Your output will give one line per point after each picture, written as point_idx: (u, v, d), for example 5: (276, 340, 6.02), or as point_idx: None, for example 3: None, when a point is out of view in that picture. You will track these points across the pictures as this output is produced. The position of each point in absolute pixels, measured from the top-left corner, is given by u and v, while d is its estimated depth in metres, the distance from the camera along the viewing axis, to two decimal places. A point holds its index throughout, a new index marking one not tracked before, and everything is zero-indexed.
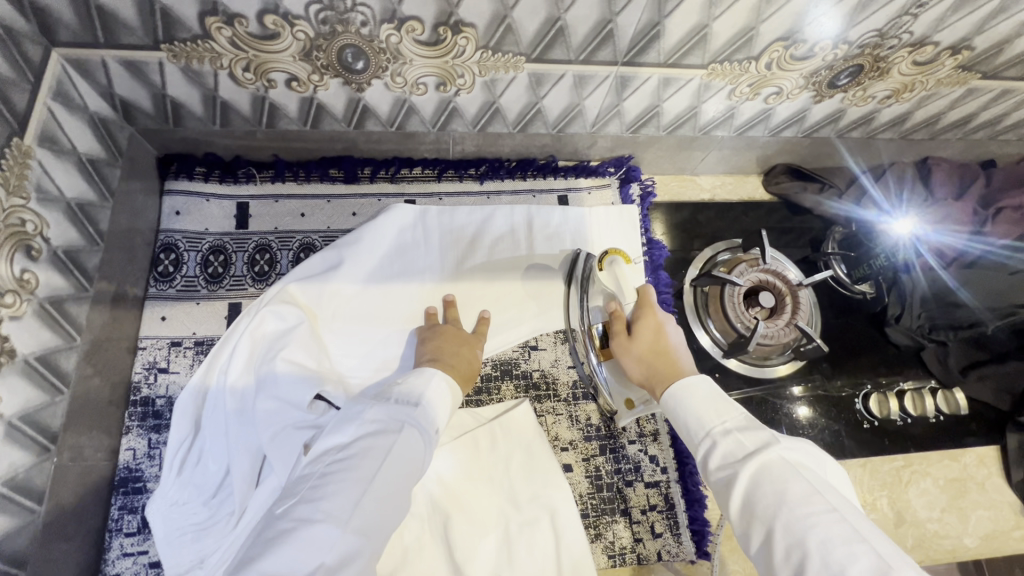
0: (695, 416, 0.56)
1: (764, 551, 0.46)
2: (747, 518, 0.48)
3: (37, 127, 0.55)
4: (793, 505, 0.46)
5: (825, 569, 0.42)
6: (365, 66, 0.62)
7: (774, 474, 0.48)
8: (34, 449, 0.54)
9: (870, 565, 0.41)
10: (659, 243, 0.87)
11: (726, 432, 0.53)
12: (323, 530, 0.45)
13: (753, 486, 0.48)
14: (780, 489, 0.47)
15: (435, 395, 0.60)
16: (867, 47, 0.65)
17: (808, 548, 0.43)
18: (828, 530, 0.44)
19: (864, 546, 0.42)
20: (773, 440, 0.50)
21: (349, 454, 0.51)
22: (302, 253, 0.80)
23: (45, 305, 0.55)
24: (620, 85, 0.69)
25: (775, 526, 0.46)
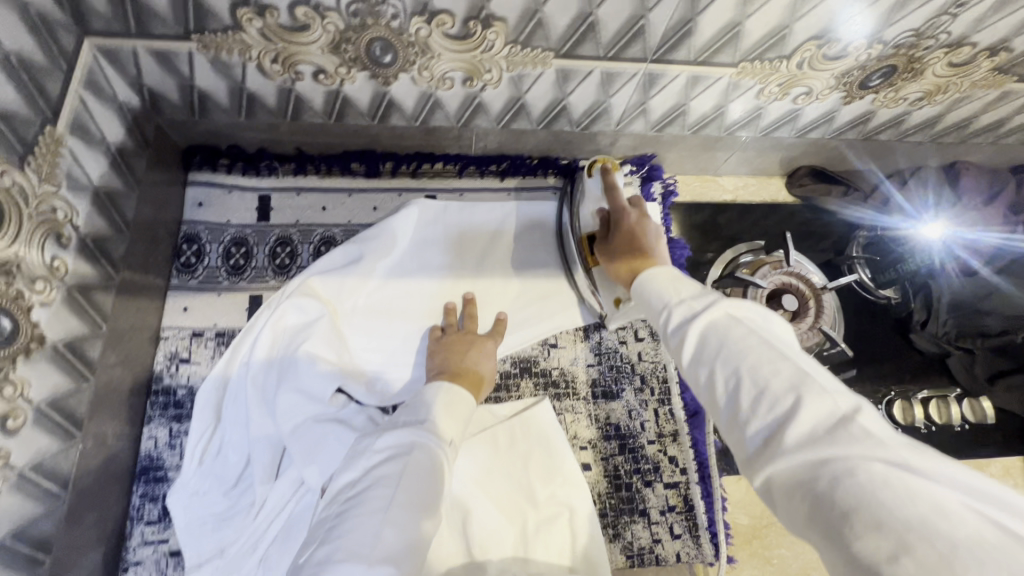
0: (653, 292, 0.49)
1: (706, 392, 0.41)
2: (691, 366, 0.42)
3: (70, 116, 0.55)
4: (731, 342, 0.40)
5: (753, 391, 0.37)
6: (393, 59, 0.62)
7: (717, 326, 0.41)
8: (61, 435, 0.54)
9: (793, 375, 0.36)
10: (681, 243, 0.86)
11: (681, 302, 0.46)
12: (344, 568, 0.44)
13: (700, 338, 0.42)
14: (722, 331, 0.41)
15: (437, 407, 0.60)
16: (902, 48, 0.64)
17: (740, 374, 0.38)
18: (758, 353, 0.38)
19: (791, 361, 0.37)
20: (724, 297, 0.43)
21: (360, 490, 0.51)
22: (323, 247, 0.80)
23: (74, 293, 0.55)
24: (648, 82, 0.68)
25: (715, 365, 0.40)
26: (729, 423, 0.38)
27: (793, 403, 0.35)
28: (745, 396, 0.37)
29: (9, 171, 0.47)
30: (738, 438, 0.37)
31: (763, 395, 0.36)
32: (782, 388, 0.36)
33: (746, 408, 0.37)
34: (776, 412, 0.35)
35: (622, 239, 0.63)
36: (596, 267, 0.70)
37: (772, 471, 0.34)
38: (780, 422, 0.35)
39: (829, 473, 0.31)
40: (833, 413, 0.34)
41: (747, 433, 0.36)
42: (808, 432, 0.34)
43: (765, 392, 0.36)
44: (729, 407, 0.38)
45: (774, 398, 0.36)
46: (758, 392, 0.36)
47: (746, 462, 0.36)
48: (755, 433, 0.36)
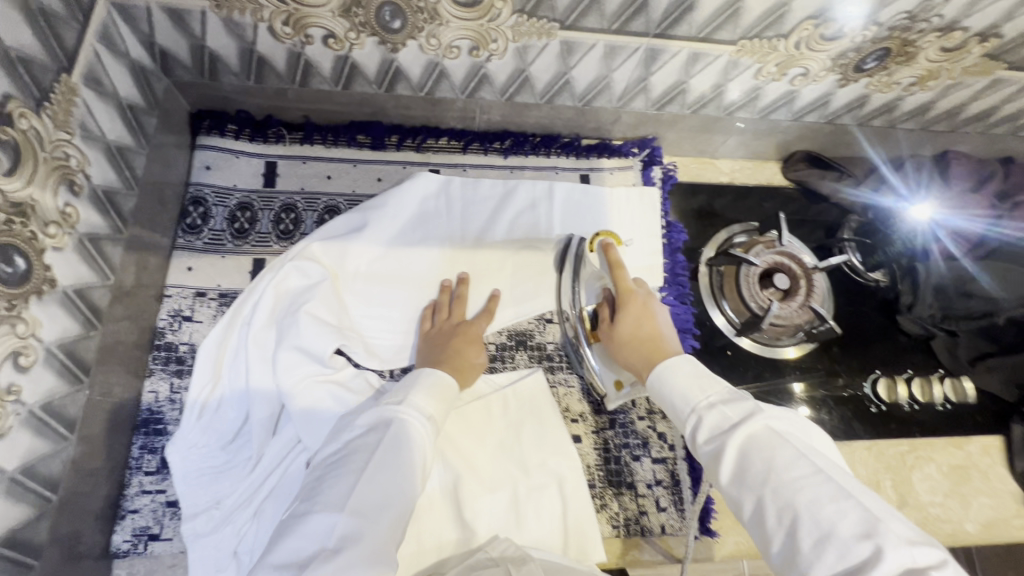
0: (680, 395, 0.55)
1: (755, 520, 0.46)
2: (737, 488, 0.47)
3: (84, 67, 0.56)
4: (782, 473, 0.45)
5: (818, 533, 0.41)
6: (402, 25, 0.63)
7: (762, 446, 0.47)
8: (69, 378, 0.55)
9: (860, 521, 0.41)
10: (678, 226, 0.88)
11: (710, 405, 0.52)
12: (321, 517, 0.47)
13: (741, 457, 0.47)
14: (768, 458, 0.46)
15: (426, 388, 0.60)
16: (896, 30, 0.66)
17: (800, 512, 0.43)
18: (816, 490, 0.43)
19: (851, 503, 0.42)
20: (761, 409, 0.49)
21: (343, 453, 0.53)
22: (326, 215, 0.81)
23: (84, 241, 0.57)
24: (649, 58, 0.70)
25: (765, 492, 0.45)
26: (787, 557, 0.43)
27: (868, 552, 0.39)
28: (809, 536, 0.42)
29: (26, 114, 0.48)
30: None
31: (830, 540, 0.41)
32: (853, 536, 0.40)
33: (809, 549, 0.41)
34: (845, 561, 0.40)
35: (635, 321, 0.68)
36: (596, 342, 0.75)
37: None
38: (849, 570, 0.39)
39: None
40: (910, 566, 0.38)
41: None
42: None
43: (833, 536, 0.41)
44: (789, 544, 0.43)
45: (845, 545, 0.40)
46: (825, 536, 0.41)
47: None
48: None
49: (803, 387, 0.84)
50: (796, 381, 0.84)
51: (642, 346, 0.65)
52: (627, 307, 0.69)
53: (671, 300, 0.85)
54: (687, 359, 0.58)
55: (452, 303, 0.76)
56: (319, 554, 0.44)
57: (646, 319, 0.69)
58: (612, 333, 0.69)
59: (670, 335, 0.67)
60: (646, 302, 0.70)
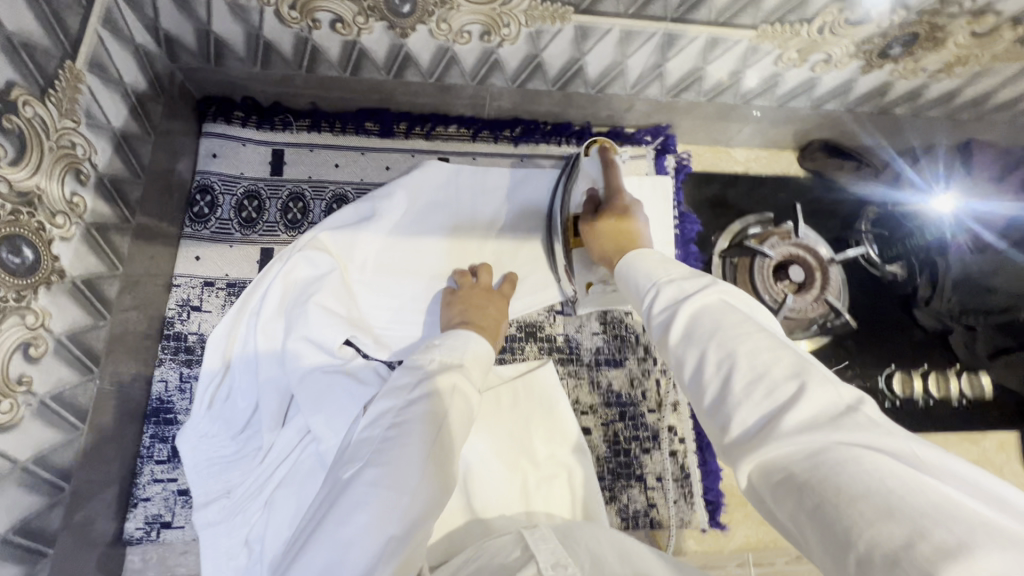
0: (644, 273, 0.51)
1: (694, 380, 0.40)
2: (683, 347, 0.41)
3: (88, 53, 0.55)
4: (728, 328, 0.39)
5: (749, 376, 0.36)
6: (412, 9, 0.61)
7: (710, 311, 0.41)
8: (79, 369, 0.55)
9: (796, 365, 0.36)
10: (692, 217, 0.86)
11: (671, 281, 0.47)
12: (392, 496, 0.44)
13: (691, 321, 0.42)
14: (719, 318, 0.40)
15: (474, 356, 0.61)
16: (925, 14, 0.63)
17: (738, 359, 0.37)
18: (759, 339, 0.38)
19: (790, 351, 0.37)
20: (717, 281, 0.44)
21: (406, 419, 0.50)
22: (335, 204, 0.80)
23: (92, 231, 0.56)
24: (666, 43, 0.68)
25: (708, 344, 0.39)
26: (714, 406, 0.37)
27: (795, 389, 0.34)
28: (742, 379, 0.36)
29: (31, 102, 0.47)
30: (721, 424, 0.36)
31: (762, 380, 0.35)
32: (785, 375, 0.35)
33: (740, 392, 0.36)
34: (772, 399, 0.34)
35: (616, 218, 0.64)
36: (579, 247, 0.71)
37: (760, 456, 0.32)
38: (776, 410, 0.34)
39: (826, 458, 0.30)
40: (837, 403, 0.33)
41: (737, 419, 0.35)
42: (807, 419, 0.33)
43: (765, 378, 0.35)
44: (722, 393, 0.37)
45: (775, 385, 0.35)
46: (758, 378, 0.36)
47: (730, 446, 0.35)
48: (743, 418, 0.35)
49: None
50: None
51: (615, 236, 0.62)
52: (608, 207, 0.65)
53: None
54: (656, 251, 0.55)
55: (473, 279, 0.76)
56: (391, 543, 0.42)
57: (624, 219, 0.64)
58: (590, 229, 0.65)
59: (646, 236, 0.63)
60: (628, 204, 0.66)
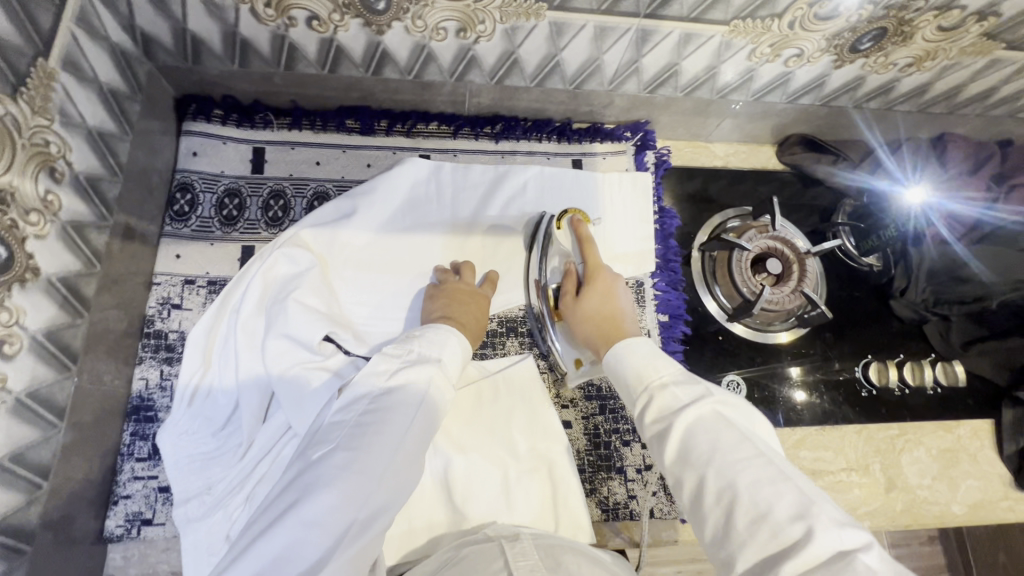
0: (634, 373, 0.56)
1: (696, 497, 0.47)
2: (681, 466, 0.48)
3: (62, 51, 0.55)
4: (726, 455, 0.46)
5: (751, 513, 0.42)
6: (387, 6, 0.62)
7: (708, 430, 0.48)
8: (57, 366, 0.55)
9: (794, 502, 0.42)
10: (671, 212, 0.87)
11: (665, 385, 0.53)
12: (360, 483, 0.46)
13: (689, 438, 0.48)
14: (714, 439, 0.47)
15: (453, 348, 0.61)
16: (893, 9, 0.64)
17: (738, 493, 0.44)
18: (756, 471, 0.44)
19: (789, 484, 0.43)
20: (711, 395, 0.51)
21: (381, 408, 0.52)
22: (316, 201, 0.81)
23: (68, 228, 0.56)
24: (640, 39, 0.68)
25: (707, 472, 0.46)
26: (719, 537, 0.44)
27: (798, 531, 0.40)
28: (744, 516, 0.43)
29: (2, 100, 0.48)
30: (727, 557, 0.43)
31: (762, 519, 0.42)
32: (783, 515, 0.41)
33: (743, 529, 0.42)
34: (775, 539, 0.41)
35: (601, 307, 0.70)
36: (560, 321, 0.75)
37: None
38: (777, 551, 0.40)
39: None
40: (833, 546, 0.39)
41: (740, 554, 0.42)
42: (803, 562, 0.39)
43: (766, 515, 0.42)
44: (724, 524, 0.44)
45: (776, 525, 0.41)
46: (758, 516, 0.42)
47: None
48: (750, 556, 0.41)
49: (802, 372, 0.84)
50: (794, 366, 0.84)
51: (601, 320, 0.68)
52: (594, 287, 0.72)
53: (663, 285, 0.85)
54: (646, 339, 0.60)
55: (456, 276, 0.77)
56: (353, 527, 0.45)
57: (609, 300, 0.71)
58: (576, 306, 0.71)
59: (629, 317, 0.70)
60: (610, 284, 0.73)
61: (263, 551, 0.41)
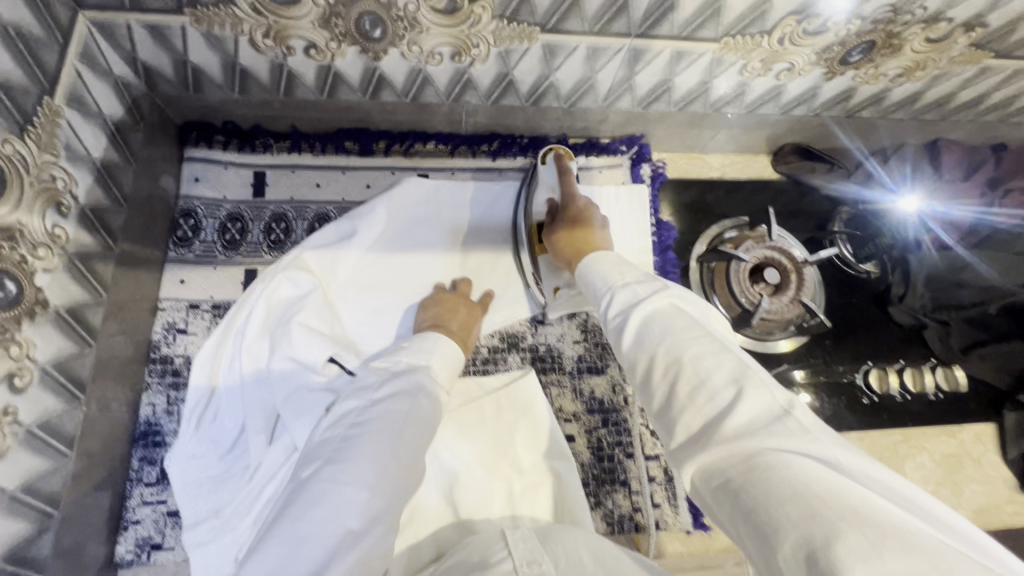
0: (601, 278, 0.53)
1: (646, 380, 0.44)
2: (636, 350, 0.45)
3: (66, 88, 0.56)
4: (676, 335, 0.43)
5: (693, 382, 0.40)
6: (382, 33, 0.63)
7: (660, 317, 0.45)
8: (66, 396, 0.56)
9: (734, 370, 0.39)
10: (668, 225, 0.89)
11: (626, 285, 0.50)
12: (351, 492, 0.47)
13: (643, 326, 0.46)
14: (667, 325, 0.44)
15: (440, 358, 0.64)
16: (880, 23, 0.65)
17: (683, 365, 0.41)
18: (700, 345, 0.41)
19: (731, 356, 0.41)
20: (667, 287, 0.48)
21: (368, 420, 0.53)
22: (317, 223, 0.82)
23: (75, 261, 0.57)
24: (632, 58, 0.69)
25: (657, 352, 0.43)
26: (664, 411, 0.41)
27: (735, 395, 0.38)
28: (686, 386, 0.40)
29: (10, 140, 0.49)
30: (671, 427, 0.40)
31: (703, 387, 0.39)
32: (725, 381, 0.39)
33: (685, 400, 0.40)
34: (714, 406, 0.38)
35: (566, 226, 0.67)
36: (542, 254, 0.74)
37: (698, 459, 0.37)
38: (715, 420, 0.38)
39: (756, 458, 0.34)
40: (769, 406, 0.37)
41: (681, 423, 0.39)
42: (740, 425, 0.36)
43: (707, 383, 0.39)
44: (669, 398, 0.41)
45: (714, 391, 0.39)
46: (700, 384, 0.39)
47: (677, 452, 0.39)
48: (692, 424, 0.38)
49: (805, 374, 0.85)
50: (798, 368, 0.85)
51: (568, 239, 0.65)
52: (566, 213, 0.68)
53: None
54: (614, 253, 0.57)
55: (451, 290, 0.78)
56: (348, 537, 0.45)
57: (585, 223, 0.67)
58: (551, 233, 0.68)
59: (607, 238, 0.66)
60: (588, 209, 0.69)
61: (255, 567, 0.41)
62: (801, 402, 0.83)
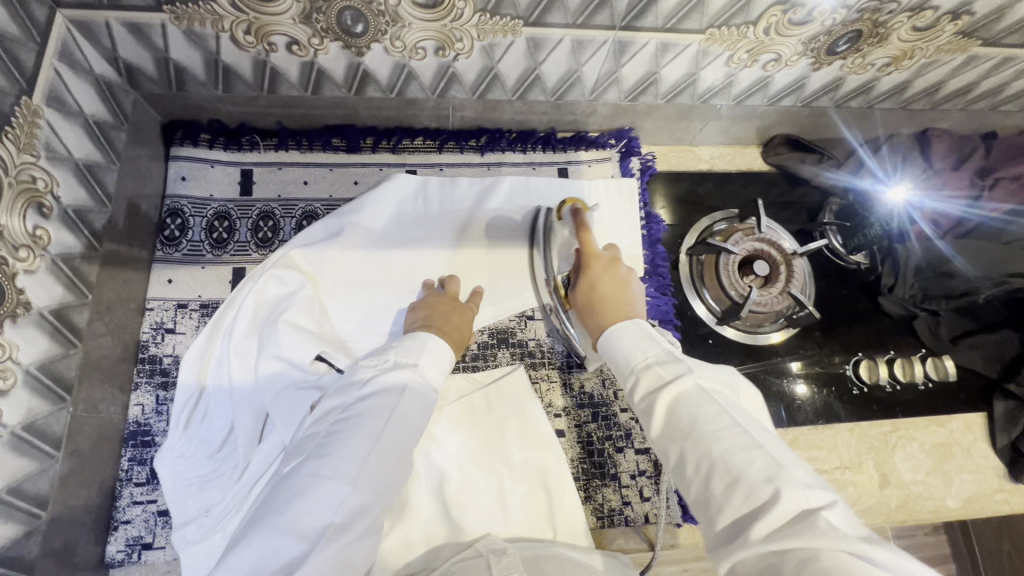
0: (624, 353, 0.57)
1: (678, 465, 0.48)
2: (666, 441, 0.49)
3: (45, 87, 0.56)
4: (704, 425, 0.47)
5: (727, 476, 0.44)
6: (364, 29, 0.63)
7: (688, 403, 0.49)
8: (51, 398, 0.56)
9: (767, 467, 0.44)
10: (658, 217, 0.88)
11: (649, 364, 0.54)
12: (331, 487, 0.48)
13: (670, 412, 0.50)
14: (695, 413, 0.48)
15: (434, 354, 0.61)
16: (866, 12, 0.65)
17: (714, 461, 0.45)
18: (732, 439, 0.46)
19: (762, 452, 0.45)
20: (694, 370, 0.51)
21: (353, 415, 0.54)
22: (305, 221, 0.81)
23: (58, 261, 0.57)
24: (618, 50, 0.69)
25: (687, 444, 0.47)
26: (700, 501, 0.46)
27: (769, 494, 0.42)
28: (721, 481, 0.44)
29: None
30: (711, 519, 0.44)
31: (737, 483, 0.44)
32: (759, 478, 0.43)
33: (720, 494, 0.44)
34: (748, 502, 0.42)
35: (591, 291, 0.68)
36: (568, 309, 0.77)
37: (739, 556, 0.41)
38: (749, 514, 0.42)
39: (795, 557, 0.39)
40: (802, 505, 0.41)
41: (718, 517, 0.44)
42: (776, 522, 0.41)
43: (740, 479, 0.44)
44: (704, 489, 0.45)
45: (750, 487, 0.43)
46: (734, 479, 0.44)
47: (716, 544, 0.43)
48: (727, 517, 0.43)
49: (800, 362, 0.85)
50: (793, 359, 0.85)
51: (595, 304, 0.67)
52: (588, 270, 0.70)
53: (652, 291, 0.84)
54: (643, 323, 0.59)
55: (441, 289, 0.77)
56: (329, 529, 0.46)
57: (610, 282, 0.69)
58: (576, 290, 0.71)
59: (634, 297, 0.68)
60: (611, 265, 0.71)
61: (239, 561, 0.44)
62: (797, 392, 0.83)
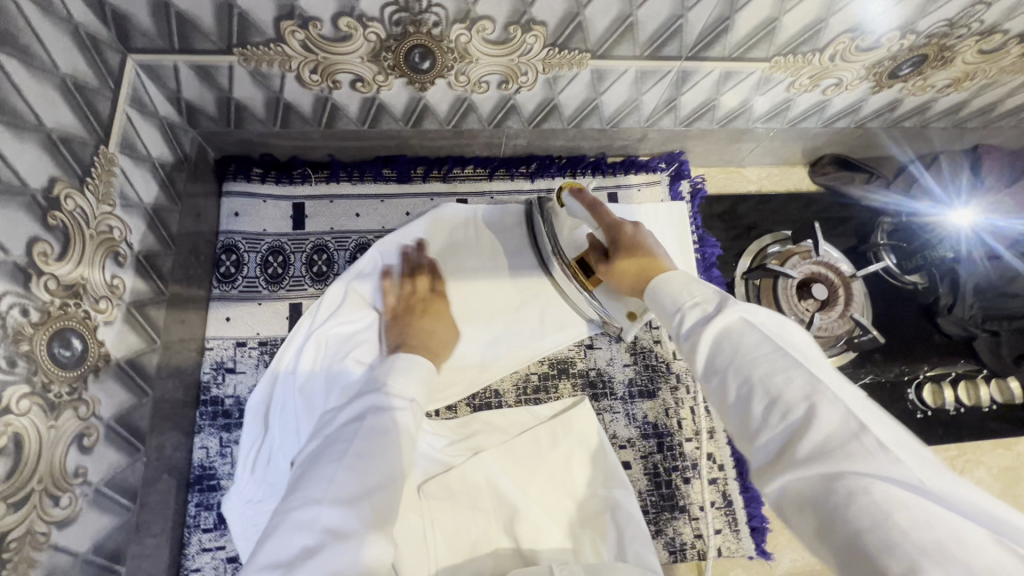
0: (668, 298, 0.48)
1: (720, 394, 0.41)
2: (710, 375, 0.42)
3: (119, 135, 0.56)
4: (746, 353, 0.40)
5: (767, 399, 0.37)
6: (431, 65, 0.62)
7: (731, 334, 0.41)
8: (128, 449, 0.55)
9: (808, 385, 0.36)
10: (711, 240, 0.86)
11: (694, 305, 0.46)
12: (302, 510, 0.43)
13: (713, 346, 0.42)
14: (736, 344, 0.41)
15: (404, 369, 0.58)
16: (934, 37, 0.64)
17: (754, 383, 0.38)
18: (773, 361, 0.38)
19: (802, 370, 0.37)
20: (739, 301, 0.43)
21: (323, 447, 0.51)
22: (359, 252, 0.80)
23: (131, 309, 0.57)
24: (680, 80, 0.68)
25: (727, 371, 0.40)
26: (740, 425, 0.39)
27: (809, 411, 0.35)
28: (761, 404, 0.37)
29: (72, 194, 0.48)
30: (748, 447, 0.38)
31: (777, 403, 0.36)
32: (796, 397, 0.36)
33: (761, 415, 0.37)
34: (788, 420, 0.36)
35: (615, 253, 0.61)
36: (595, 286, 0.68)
37: (784, 481, 0.34)
38: (794, 433, 0.35)
39: (839, 488, 0.32)
40: (847, 422, 0.34)
41: (757, 442, 0.37)
42: (822, 441, 0.34)
43: (779, 401, 0.36)
44: (744, 411, 0.38)
45: (788, 406, 0.36)
46: (773, 399, 0.37)
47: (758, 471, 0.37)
48: (764, 443, 0.36)
49: None
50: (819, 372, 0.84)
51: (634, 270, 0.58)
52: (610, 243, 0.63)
53: None
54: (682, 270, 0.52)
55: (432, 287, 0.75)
56: (303, 553, 0.40)
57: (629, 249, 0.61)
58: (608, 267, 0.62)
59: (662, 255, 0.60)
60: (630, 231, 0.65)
61: None
62: None
